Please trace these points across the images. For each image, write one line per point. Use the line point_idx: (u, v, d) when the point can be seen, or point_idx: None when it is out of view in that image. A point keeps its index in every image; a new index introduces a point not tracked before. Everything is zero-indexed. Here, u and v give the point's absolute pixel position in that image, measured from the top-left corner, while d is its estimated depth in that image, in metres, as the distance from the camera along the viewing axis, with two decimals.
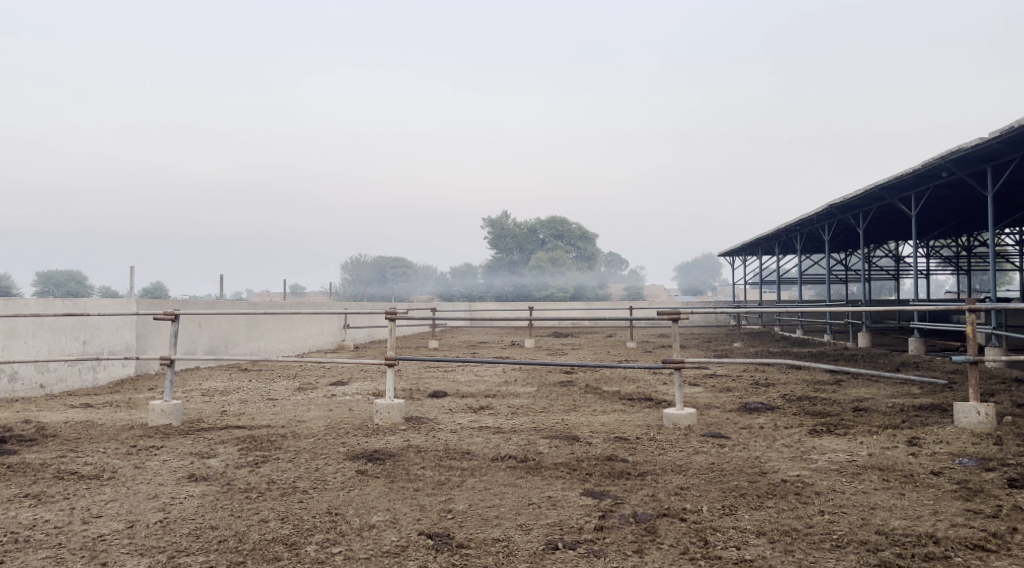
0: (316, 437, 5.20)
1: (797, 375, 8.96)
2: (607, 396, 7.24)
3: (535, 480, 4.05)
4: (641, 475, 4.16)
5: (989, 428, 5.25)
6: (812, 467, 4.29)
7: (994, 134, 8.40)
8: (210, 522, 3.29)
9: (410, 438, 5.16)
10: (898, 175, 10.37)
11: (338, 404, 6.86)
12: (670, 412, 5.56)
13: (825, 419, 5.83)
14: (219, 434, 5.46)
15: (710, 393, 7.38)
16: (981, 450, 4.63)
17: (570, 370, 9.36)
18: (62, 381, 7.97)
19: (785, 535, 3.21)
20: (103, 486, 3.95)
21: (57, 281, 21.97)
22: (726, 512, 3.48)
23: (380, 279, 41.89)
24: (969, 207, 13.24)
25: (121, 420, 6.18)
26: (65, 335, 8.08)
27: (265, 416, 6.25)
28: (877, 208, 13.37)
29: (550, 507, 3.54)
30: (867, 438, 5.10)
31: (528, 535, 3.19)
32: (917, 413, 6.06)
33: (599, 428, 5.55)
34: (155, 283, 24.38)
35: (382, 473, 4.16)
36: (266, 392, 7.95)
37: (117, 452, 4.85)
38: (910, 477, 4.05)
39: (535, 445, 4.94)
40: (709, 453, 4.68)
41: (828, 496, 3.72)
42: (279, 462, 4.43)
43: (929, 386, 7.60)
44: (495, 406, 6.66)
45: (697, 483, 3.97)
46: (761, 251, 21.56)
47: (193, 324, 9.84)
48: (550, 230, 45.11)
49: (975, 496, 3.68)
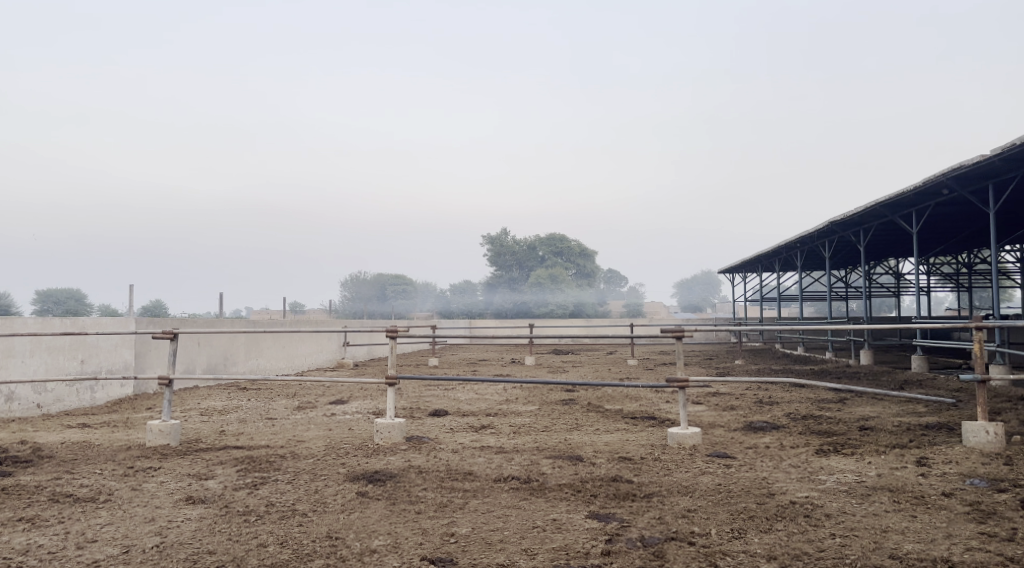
0: (316, 458, 5.13)
1: (801, 394, 8.89)
2: (610, 415, 7.16)
3: (539, 502, 3.97)
4: (647, 496, 4.09)
5: (998, 448, 5.17)
6: (820, 489, 4.21)
7: (995, 152, 8.38)
8: (207, 547, 3.21)
9: (412, 458, 5.08)
10: (899, 192, 10.36)
11: (339, 423, 6.78)
12: (674, 431, 5.49)
13: (832, 439, 5.75)
14: (218, 455, 5.39)
15: (715, 412, 7.30)
16: (991, 471, 4.56)
17: (572, 389, 9.28)
18: (59, 401, 7.89)
19: (797, 560, 3.13)
20: (99, 509, 3.87)
21: (56, 300, 21.99)
22: (735, 535, 3.41)
23: (380, 297, 41.86)
24: (970, 224, 13.22)
25: (118, 440, 6.11)
26: (63, 354, 8.01)
27: (264, 436, 6.17)
28: (878, 225, 13.34)
29: (555, 530, 3.47)
30: (875, 458, 5.03)
31: (533, 560, 3.11)
32: (924, 432, 5.98)
33: (603, 447, 5.48)
34: (154, 301, 24.38)
35: (383, 495, 4.09)
36: (266, 411, 7.88)
37: (114, 473, 4.78)
38: (920, 499, 3.98)
39: (538, 465, 4.87)
40: (715, 474, 4.61)
41: (838, 518, 3.65)
42: (278, 484, 4.36)
43: (935, 405, 7.51)
44: (497, 425, 6.59)
45: (704, 505, 3.89)
46: (761, 268, 21.52)
47: (192, 343, 9.77)
48: (550, 247, 45.13)
49: (988, 519, 3.60)
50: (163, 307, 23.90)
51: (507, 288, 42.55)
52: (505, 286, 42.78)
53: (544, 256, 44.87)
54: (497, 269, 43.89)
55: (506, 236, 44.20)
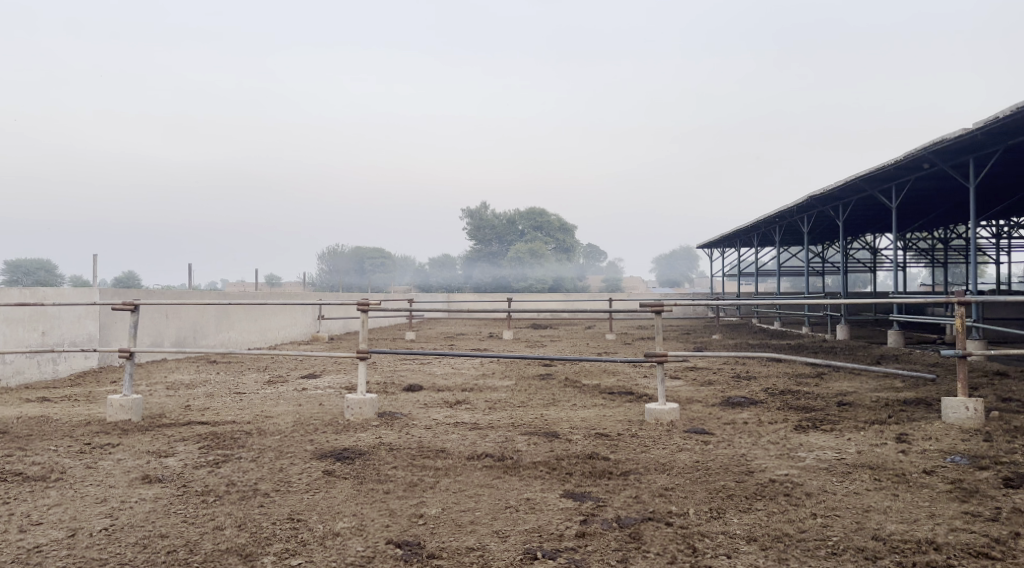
0: (283, 435, 4.95)
1: (778, 368, 8.85)
2: (587, 390, 7.05)
3: (513, 481, 3.84)
4: (623, 474, 3.96)
5: (978, 423, 5.11)
6: (800, 466, 4.12)
7: (978, 125, 8.27)
8: (159, 530, 3.04)
9: (383, 435, 4.92)
10: (881, 166, 10.25)
11: (309, 398, 6.60)
12: (652, 407, 5.37)
13: (810, 414, 5.68)
14: (181, 431, 5.19)
15: (692, 386, 7.22)
16: (971, 447, 4.49)
17: (550, 363, 9.15)
18: (19, 373, 7.60)
19: (778, 542, 3.01)
20: (49, 488, 3.68)
21: (25, 270, 21.38)
22: (714, 515, 3.29)
23: (357, 271, 41.47)
24: (948, 200, 13.22)
25: (77, 415, 5.88)
26: (23, 326, 7.72)
27: (231, 412, 5.98)
28: (858, 199, 13.25)
29: (528, 511, 3.33)
30: (854, 434, 4.95)
31: (504, 543, 2.97)
32: (903, 407, 5.91)
33: (579, 423, 5.35)
34: (126, 273, 23.93)
35: (351, 474, 3.93)
36: (234, 385, 7.67)
37: (69, 451, 4.57)
38: (901, 477, 3.90)
39: (512, 442, 4.73)
40: (693, 450, 4.50)
41: (819, 498, 3.55)
42: (242, 462, 4.18)
43: (912, 381, 7.49)
44: (472, 400, 6.45)
45: (682, 483, 3.78)
46: (740, 243, 21.49)
47: (159, 315, 9.51)
48: (529, 222, 44.92)
49: (971, 497, 3.52)
50: (136, 279, 23.60)
51: (486, 261, 42.37)
52: (484, 260, 42.58)
53: (523, 229, 44.68)
54: (475, 243, 43.65)
55: (486, 210, 44.02)
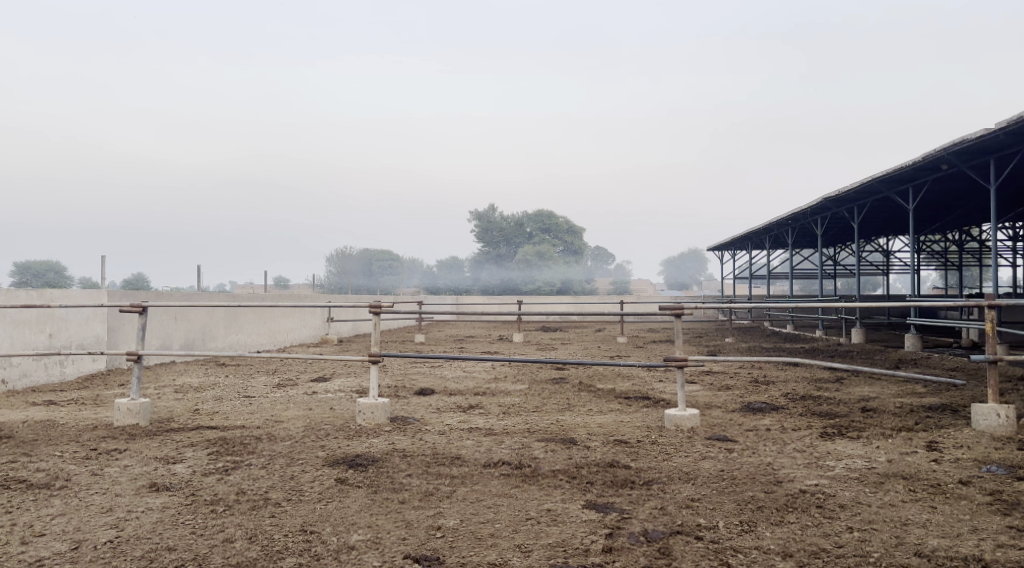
0: (293, 440, 4.82)
1: (796, 373, 8.67)
2: (602, 395, 6.89)
3: (532, 490, 3.70)
4: (646, 484, 3.82)
5: (1010, 431, 4.93)
6: (830, 476, 3.96)
7: (1001, 125, 8.07)
8: (167, 543, 2.91)
9: (396, 441, 4.79)
10: (898, 166, 10.04)
11: (319, 403, 6.46)
12: (672, 413, 5.22)
13: (834, 421, 5.51)
14: (189, 436, 5.06)
15: (710, 392, 7.05)
16: (1006, 457, 4.32)
17: (563, 367, 9.00)
18: (26, 376, 7.51)
19: (815, 558, 2.87)
20: (52, 497, 3.56)
21: (36, 271, 21.33)
22: (745, 529, 3.14)
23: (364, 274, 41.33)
24: (965, 201, 12.99)
25: (84, 419, 5.76)
26: (30, 328, 7.62)
27: (241, 416, 5.86)
28: (873, 200, 13.03)
29: (551, 523, 3.19)
30: (883, 442, 4.78)
31: (527, 558, 2.83)
32: (929, 414, 5.74)
33: (597, 430, 5.21)
34: (137, 275, 24.02)
35: (364, 482, 3.80)
36: (243, 389, 7.55)
37: (74, 456, 4.45)
38: (937, 487, 3.73)
39: (529, 449, 4.58)
40: (717, 459, 4.34)
41: (853, 510, 3.39)
42: (251, 470, 4.05)
43: (936, 386, 7.30)
44: (485, 404, 6.31)
45: (709, 494, 3.63)
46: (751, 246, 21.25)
47: (167, 317, 9.40)
48: (538, 225, 44.61)
49: (1014, 511, 3.36)
50: (145, 281, 23.60)
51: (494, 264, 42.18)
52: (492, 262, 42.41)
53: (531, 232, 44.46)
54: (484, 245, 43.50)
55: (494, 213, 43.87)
